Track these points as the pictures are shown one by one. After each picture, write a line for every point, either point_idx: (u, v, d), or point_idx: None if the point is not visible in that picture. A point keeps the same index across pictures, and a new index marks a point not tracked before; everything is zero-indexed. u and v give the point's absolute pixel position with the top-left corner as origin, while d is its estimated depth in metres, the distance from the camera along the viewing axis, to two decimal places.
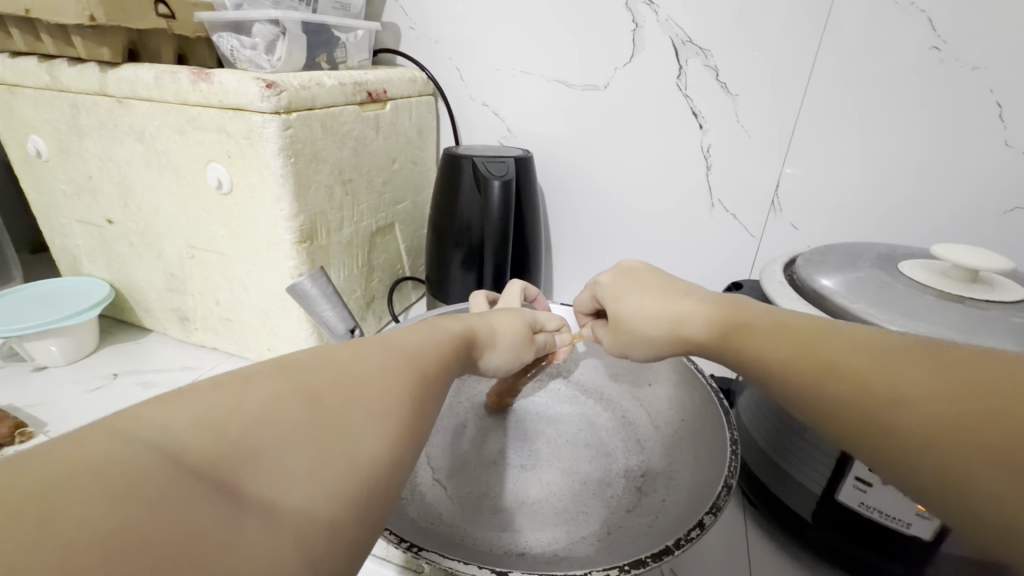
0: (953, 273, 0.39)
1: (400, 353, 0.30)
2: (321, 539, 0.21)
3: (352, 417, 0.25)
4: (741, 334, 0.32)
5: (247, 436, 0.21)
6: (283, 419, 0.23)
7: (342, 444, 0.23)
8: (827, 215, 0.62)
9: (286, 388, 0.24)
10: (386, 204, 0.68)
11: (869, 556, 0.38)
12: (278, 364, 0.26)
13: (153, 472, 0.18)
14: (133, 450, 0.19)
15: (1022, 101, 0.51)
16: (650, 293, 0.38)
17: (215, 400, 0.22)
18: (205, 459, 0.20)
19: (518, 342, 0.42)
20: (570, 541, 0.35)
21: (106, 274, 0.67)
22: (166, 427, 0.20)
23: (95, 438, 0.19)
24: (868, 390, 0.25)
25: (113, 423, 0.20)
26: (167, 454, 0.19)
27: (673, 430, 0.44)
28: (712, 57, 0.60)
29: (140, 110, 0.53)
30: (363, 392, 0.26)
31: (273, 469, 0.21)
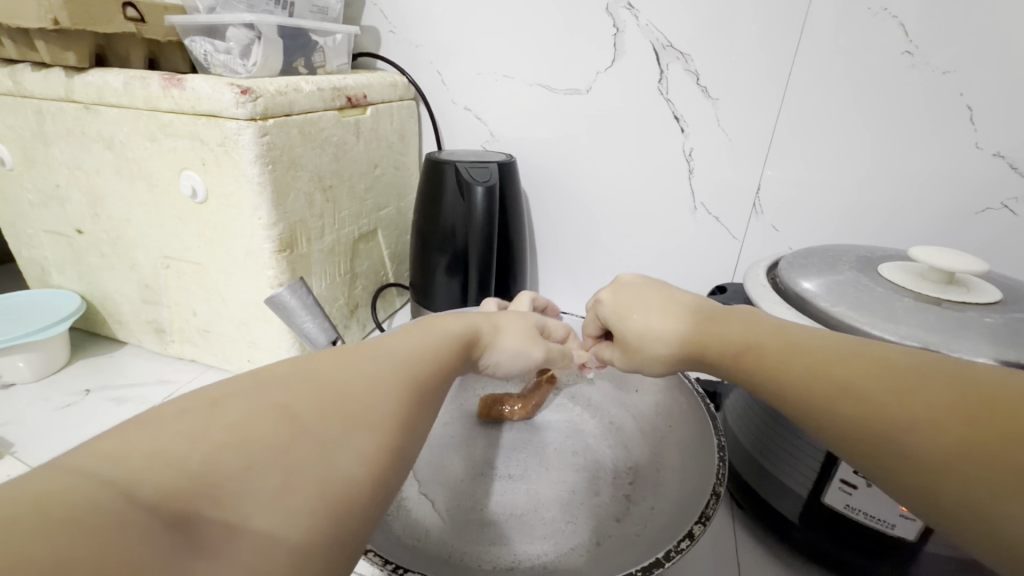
0: (930, 274, 0.40)
1: (387, 362, 0.30)
2: (292, 562, 0.20)
3: (330, 435, 0.24)
4: (744, 358, 0.32)
5: (215, 463, 0.21)
6: (254, 444, 0.22)
7: (317, 467, 0.23)
8: (807, 217, 0.63)
9: (258, 410, 0.23)
10: (369, 210, 0.67)
11: (855, 557, 0.39)
12: (252, 385, 0.25)
13: (109, 508, 0.17)
14: (92, 484, 0.18)
15: (991, 103, 0.53)
16: (654, 303, 0.38)
17: (180, 430, 0.21)
18: (168, 494, 0.19)
19: (522, 340, 0.41)
20: (558, 554, 0.35)
21: (76, 285, 0.65)
22: (124, 462, 0.19)
23: (48, 481, 0.18)
24: (879, 412, 0.25)
25: (69, 464, 0.19)
26: (126, 488, 0.18)
27: (660, 435, 0.44)
28: (692, 61, 0.60)
29: (108, 116, 0.51)
30: (343, 409, 0.25)
31: (242, 499, 0.20)
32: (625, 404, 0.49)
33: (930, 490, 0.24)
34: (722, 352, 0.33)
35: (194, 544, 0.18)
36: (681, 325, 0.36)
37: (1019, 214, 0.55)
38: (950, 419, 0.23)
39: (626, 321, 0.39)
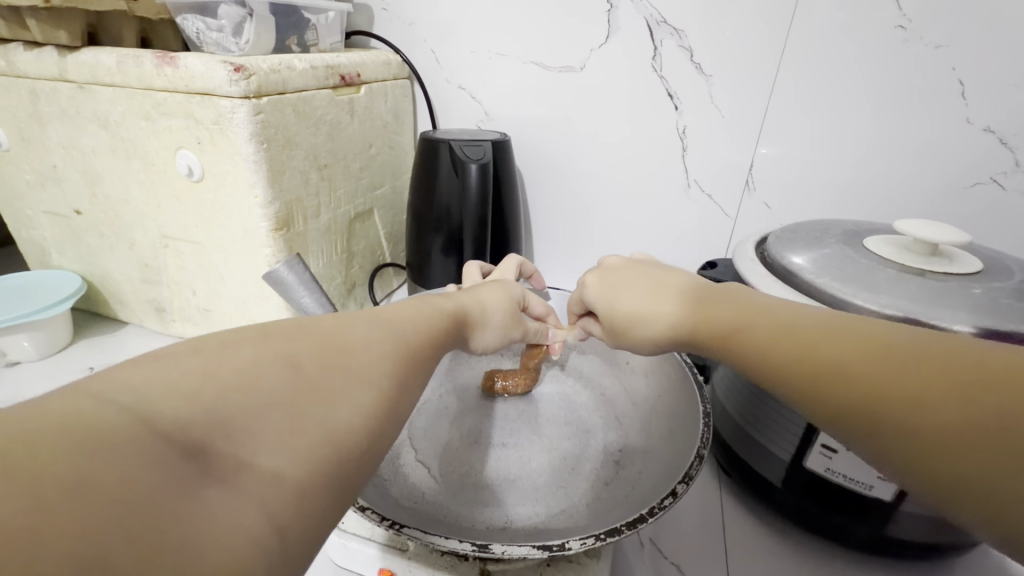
0: (914, 247, 0.41)
1: (388, 328, 0.31)
2: (288, 504, 0.21)
3: (331, 388, 0.25)
4: (739, 337, 0.31)
5: (222, 403, 0.21)
6: (260, 389, 0.23)
7: (317, 416, 0.24)
8: (799, 194, 0.63)
9: (266, 356, 0.25)
10: (364, 189, 0.67)
11: (836, 517, 0.40)
12: (262, 332, 0.26)
13: (120, 434, 0.18)
14: (108, 410, 0.19)
15: (982, 78, 0.53)
16: (651, 279, 0.39)
17: (194, 366, 0.22)
18: (177, 426, 0.20)
19: (506, 319, 0.41)
20: (549, 514, 0.37)
21: (77, 266, 0.66)
22: (138, 392, 0.20)
23: (66, 403, 0.19)
24: (859, 384, 0.25)
25: (88, 387, 0.20)
26: (137, 417, 0.19)
27: (649, 404, 0.46)
28: (686, 38, 0.60)
29: (102, 95, 0.52)
30: (346, 367, 0.26)
31: (247, 438, 0.21)
32: (617, 376, 0.50)
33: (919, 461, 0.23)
34: (708, 336, 0.33)
35: (199, 477, 0.19)
36: (669, 304, 0.36)
37: (1006, 189, 0.56)
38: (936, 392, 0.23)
39: (616, 302, 0.40)
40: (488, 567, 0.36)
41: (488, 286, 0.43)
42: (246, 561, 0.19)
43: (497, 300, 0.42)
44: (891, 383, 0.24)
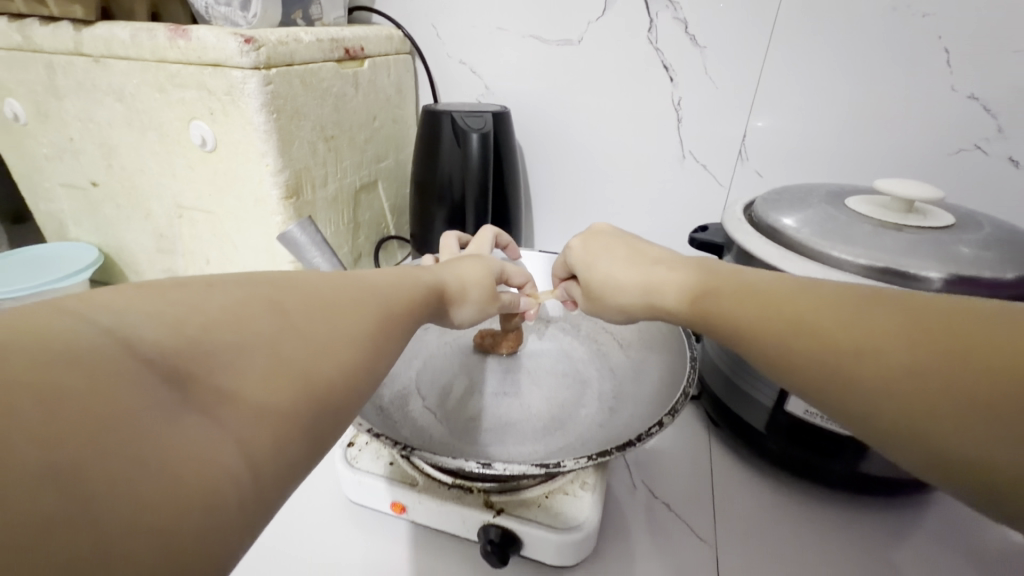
0: (892, 205, 0.43)
1: (371, 292, 0.31)
2: (265, 441, 0.21)
3: (315, 339, 0.25)
4: (707, 300, 0.34)
5: (207, 337, 0.21)
6: (245, 328, 0.23)
7: (300, 364, 0.24)
8: (790, 164, 0.65)
9: (251, 300, 0.25)
10: (369, 161, 0.69)
11: (814, 457, 0.44)
12: (247, 279, 0.26)
13: (101, 352, 0.18)
14: (87, 329, 0.19)
15: (967, 46, 0.54)
16: (628, 254, 0.40)
17: (176, 300, 0.22)
18: (161, 351, 0.20)
19: (484, 295, 0.42)
20: (547, 451, 0.40)
21: (94, 238, 0.69)
22: (121, 314, 0.20)
23: (44, 314, 0.18)
24: (827, 342, 0.27)
25: (66, 303, 0.20)
26: (118, 339, 0.19)
27: (642, 357, 0.49)
28: (681, 9, 0.62)
29: (117, 68, 0.54)
30: (330, 323, 0.27)
31: (228, 374, 0.21)
32: (612, 334, 0.53)
33: (888, 415, 0.24)
34: (677, 299, 0.36)
35: (180, 403, 0.19)
36: (639, 271, 0.38)
37: (989, 155, 0.58)
38: (903, 349, 0.25)
39: (599, 273, 0.41)
40: (492, 498, 0.39)
41: (465, 259, 0.44)
42: (227, 489, 0.19)
43: (476, 274, 0.42)
44: (854, 339, 0.26)
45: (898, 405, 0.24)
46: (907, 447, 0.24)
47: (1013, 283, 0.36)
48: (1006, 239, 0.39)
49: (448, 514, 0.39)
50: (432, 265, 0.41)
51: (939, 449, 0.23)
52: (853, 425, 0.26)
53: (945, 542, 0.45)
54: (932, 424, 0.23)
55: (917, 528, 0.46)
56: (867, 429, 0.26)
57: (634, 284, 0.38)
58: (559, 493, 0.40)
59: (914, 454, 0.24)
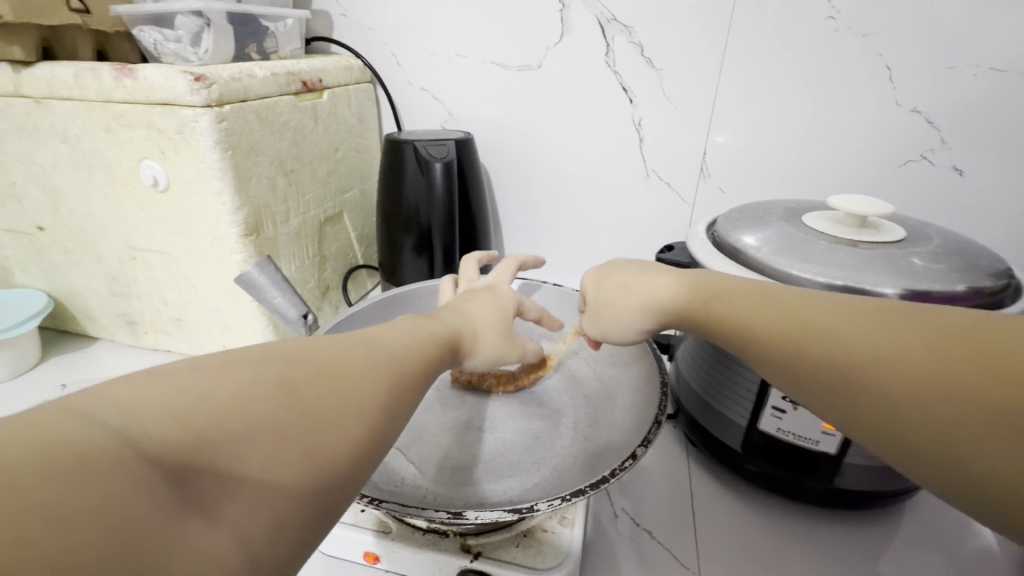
0: (846, 220, 0.44)
1: (371, 356, 0.28)
2: (261, 540, 0.20)
3: (320, 416, 0.24)
4: (716, 303, 0.34)
5: (216, 424, 0.20)
6: (254, 412, 0.22)
7: (303, 445, 0.22)
8: (749, 179, 0.67)
9: (256, 379, 0.23)
10: (333, 193, 0.68)
11: (789, 475, 0.44)
12: (253, 353, 0.24)
13: (114, 456, 0.17)
14: (96, 430, 0.18)
15: (907, 63, 0.57)
16: (638, 284, 0.39)
17: (186, 384, 0.21)
18: (174, 445, 0.19)
19: (498, 342, 0.40)
20: (523, 488, 0.39)
21: (42, 284, 0.65)
22: (134, 406, 0.19)
23: (54, 417, 0.18)
24: (854, 352, 0.26)
25: (75, 398, 0.19)
26: (127, 441, 0.18)
27: (616, 381, 0.49)
28: (636, 34, 0.63)
29: (61, 109, 0.52)
30: (335, 399, 0.25)
31: (233, 466, 0.20)
32: (586, 357, 0.53)
33: (913, 431, 0.24)
34: (687, 306, 0.35)
35: (186, 502, 0.19)
36: (656, 284, 0.38)
37: (935, 164, 0.60)
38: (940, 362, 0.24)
39: (612, 301, 0.41)
40: (468, 541, 0.38)
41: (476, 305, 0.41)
42: None
43: (488, 323, 0.39)
44: (877, 353, 0.26)
45: (925, 421, 0.24)
46: (934, 468, 0.24)
47: (964, 294, 0.37)
48: (954, 250, 0.41)
49: (422, 562, 0.37)
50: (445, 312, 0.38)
51: (968, 473, 0.22)
52: (874, 441, 0.26)
53: (922, 550, 0.45)
54: (954, 447, 0.23)
55: (894, 538, 0.46)
56: (891, 447, 0.25)
57: (646, 312, 0.38)
58: (539, 530, 0.39)
59: (943, 476, 0.23)
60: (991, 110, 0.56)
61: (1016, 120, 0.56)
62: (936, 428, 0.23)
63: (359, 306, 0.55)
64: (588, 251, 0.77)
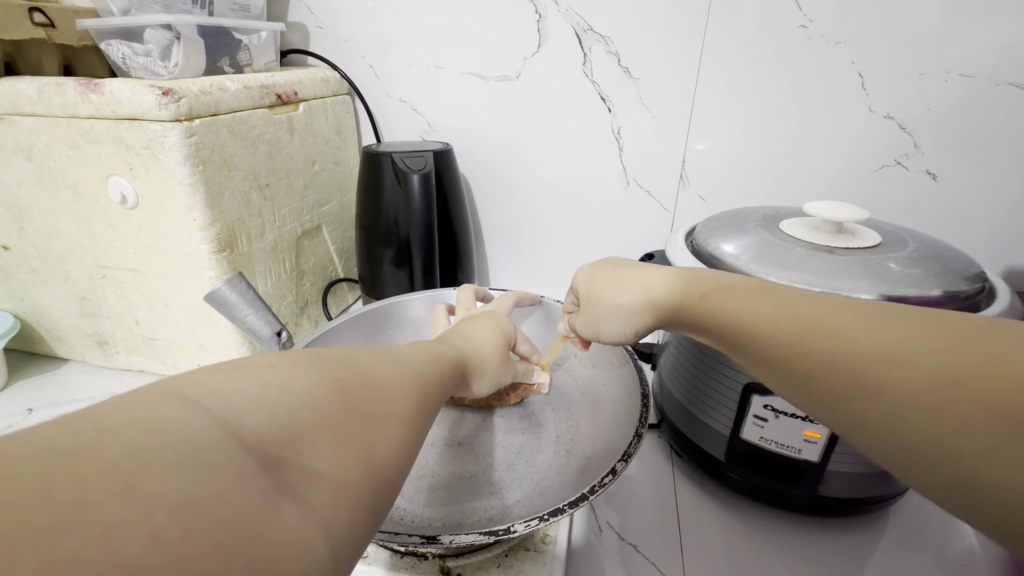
0: (822, 227, 0.44)
1: (408, 368, 0.28)
2: (343, 529, 0.20)
3: (376, 418, 0.23)
4: (717, 295, 0.33)
5: (291, 418, 0.20)
6: (323, 409, 0.22)
7: (365, 446, 0.22)
8: (727, 186, 0.67)
9: (322, 381, 0.23)
10: (310, 207, 0.67)
11: (773, 484, 0.44)
12: (321, 355, 0.25)
13: (208, 442, 0.18)
14: (196, 418, 0.18)
15: (878, 70, 0.58)
16: (629, 278, 0.39)
17: (267, 379, 0.21)
18: (259, 436, 0.19)
19: (501, 361, 0.39)
20: (506, 506, 0.39)
21: (8, 304, 0.63)
22: (225, 400, 0.20)
23: (159, 404, 0.18)
24: (853, 358, 0.26)
25: (173, 387, 0.20)
26: (223, 428, 0.19)
27: (598, 393, 0.48)
28: (613, 44, 0.63)
29: (25, 126, 0.51)
30: (387, 407, 0.24)
31: (309, 457, 0.20)
32: (567, 370, 0.52)
33: (914, 442, 0.24)
34: (685, 297, 0.35)
35: (274, 488, 0.18)
36: (649, 284, 0.37)
37: (910, 170, 0.61)
38: (937, 368, 0.23)
39: (603, 295, 0.41)
40: (448, 563, 0.37)
41: (475, 326, 0.41)
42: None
43: (490, 343, 0.39)
44: (877, 348, 0.25)
45: (929, 430, 0.23)
46: (929, 465, 0.23)
47: (939, 299, 0.37)
48: (929, 255, 0.41)
49: None
50: (449, 336, 0.37)
51: (960, 467, 0.22)
52: (877, 451, 0.26)
53: (908, 555, 0.45)
54: (947, 440, 0.23)
55: (881, 543, 0.46)
56: (896, 459, 0.25)
57: (638, 304, 0.38)
58: (521, 548, 0.38)
59: (944, 485, 0.23)
60: (963, 115, 0.57)
61: (988, 124, 0.57)
62: (938, 435, 0.23)
63: (335, 321, 0.53)
64: (571, 261, 0.77)
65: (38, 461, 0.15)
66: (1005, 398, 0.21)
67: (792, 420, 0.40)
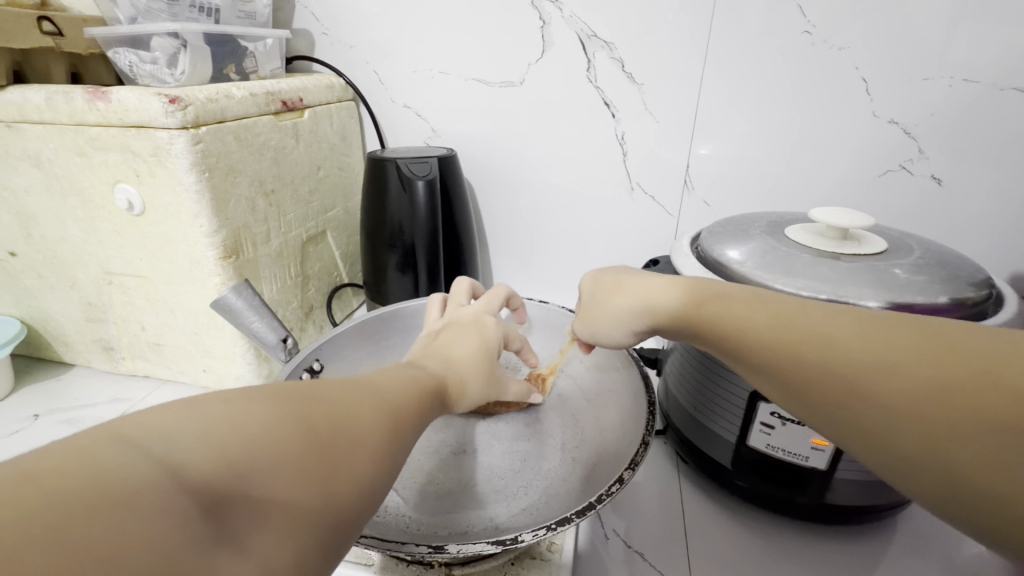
0: (828, 233, 0.44)
1: (379, 396, 0.28)
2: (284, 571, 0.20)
3: (338, 453, 0.23)
4: (714, 302, 0.32)
5: (242, 457, 0.21)
6: (277, 446, 0.22)
7: (321, 482, 0.22)
8: (731, 191, 0.67)
9: (280, 416, 0.23)
10: (315, 213, 0.67)
11: (780, 491, 0.44)
12: (279, 390, 0.25)
13: (146, 486, 0.18)
14: (136, 460, 0.18)
15: (883, 75, 0.58)
16: (633, 283, 0.39)
17: (219, 418, 0.21)
18: (205, 478, 0.19)
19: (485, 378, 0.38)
20: (510, 515, 0.39)
21: (14, 310, 0.63)
22: (170, 440, 0.20)
23: (98, 446, 0.18)
24: (849, 372, 0.25)
25: (115, 427, 0.19)
26: (164, 471, 0.19)
27: (604, 400, 0.48)
28: (617, 50, 0.63)
29: (33, 133, 0.51)
30: (352, 438, 0.24)
31: (257, 499, 0.21)
32: (573, 377, 0.52)
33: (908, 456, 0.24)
34: (674, 309, 0.34)
35: (212, 534, 0.19)
36: (650, 288, 0.37)
37: (914, 174, 0.61)
38: (936, 380, 0.23)
39: (604, 300, 0.40)
40: (454, 572, 0.37)
41: (462, 338, 0.40)
42: None
43: (473, 359, 0.38)
44: (871, 354, 0.25)
45: (929, 444, 0.23)
46: (926, 473, 0.23)
47: (947, 306, 0.37)
48: (934, 262, 0.41)
49: None
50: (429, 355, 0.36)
51: (958, 476, 0.22)
52: (875, 463, 0.25)
53: (915, 562, 0.45)
54: (944, 451, 0.23)
55: (888, 550, 0.46)
56: (896, 473, 0.24)
57: (638, 308, 0.37)
58: (527, 557, 0.38)
59: (944, 495, 0.23)
60: (967, 120, 0.57)
61: (992, 129, 0.57)
62: (933, 449, 0.23)
63: (341, 327, 0.53)
64: (575, 266, 0.77)
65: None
66: (1011, 407, 0.21)
67: (799, 428, 0.40)
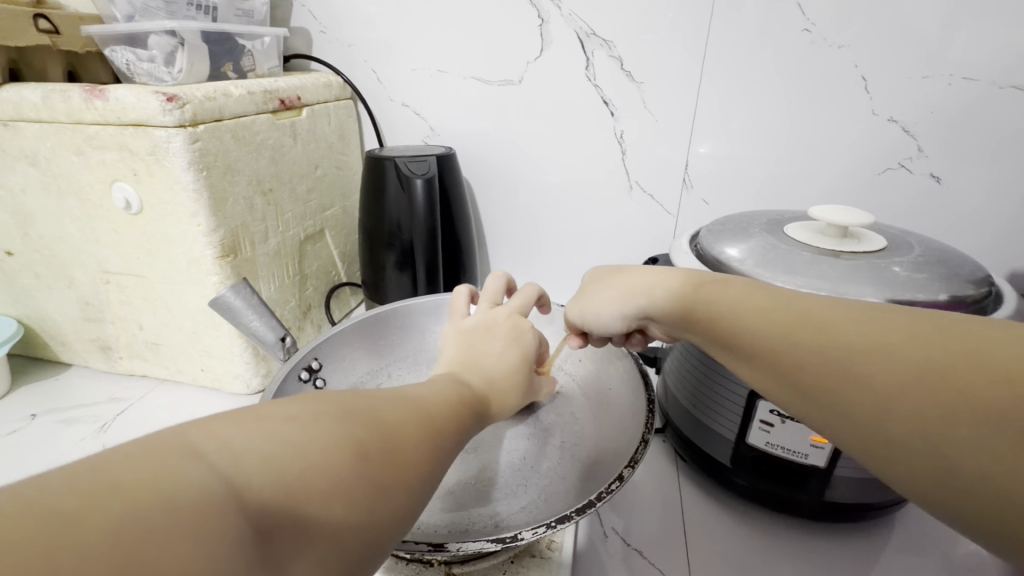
0: (828, 231, 0.44)
1: (428, 417, 0.27)
2: None
3: (386, 480, 0.23)
4: (711, 288, 0.33)
5: (299, 479, 0.20)
6: (334, 470, 0.21)
7: (366, 504, 0.22)
8: (729, 190, 0.67)
9: (341, 436, 0.23)
10: (313, 211, 0.67)
11: (778, 489, 0.43)
12: (339, 404, 0.24)
13: (211, 505, 0.18)
14: (205, 478, 0.19)
15: (882, 74, 0.58)
16: (634, 271, 0.39)
17: (285, 438, 0.21)
18: (261, 497, 0.19)
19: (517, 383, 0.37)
20: (510, 512, 0.39)
21: (11, 310, 0.63)
22: (237, 457, 0.20)
23: (173, 459, 0.19)
24: (852, 367, 0.25)
25: (185, 437, 0.20)
26: (228, 490, 0.19)
27: (603, 397, 0.48)
28: (615, 48, 0.63)
29: (30, 132, 0.51)
30: (400, 463, 0.24)
31: (308, 524, 0.20)
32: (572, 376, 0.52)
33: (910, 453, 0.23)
34: (677, 300, 0.35)
35: (261, 559, 0.18)
36: (655, 278, 0.37)
37: (913, 172, 0.61)
38: (939, 374, 0.23)
39: (603, 283, 0.41)
40: (454, 570, 0.37)
41: (489, 345, 0.39)
42: None
43: (504, 365, 0.38)
44: (866, 338, 0.25)
45: (932, 441, 0.22)
46: (914, 457, 0.23)
47: (947, 303, 0.37)
48: (935, 260, 0.41)
49: None
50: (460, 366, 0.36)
51: (946, 459, 0.22)
52: (877, 464, 0.25)
53: (916, 559, 0.45)
54: (946, 448, 0.22)
55: (888, 547, 0.46)
56: (898, 474, 0.24)
57: (636, 288, 0.38)
58: (526, 555, 0.38)
59: (948, 497, 0.22)
60: (965, 118, 0.57)
61: (990, 127, 0.57)
62: (936, 446, 0.22)
63: (339, 326, 0.53)
64: (574, 264, 0.77)
65: (58, 515, 0.15)
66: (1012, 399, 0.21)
67: (799, 425, 0.39)
